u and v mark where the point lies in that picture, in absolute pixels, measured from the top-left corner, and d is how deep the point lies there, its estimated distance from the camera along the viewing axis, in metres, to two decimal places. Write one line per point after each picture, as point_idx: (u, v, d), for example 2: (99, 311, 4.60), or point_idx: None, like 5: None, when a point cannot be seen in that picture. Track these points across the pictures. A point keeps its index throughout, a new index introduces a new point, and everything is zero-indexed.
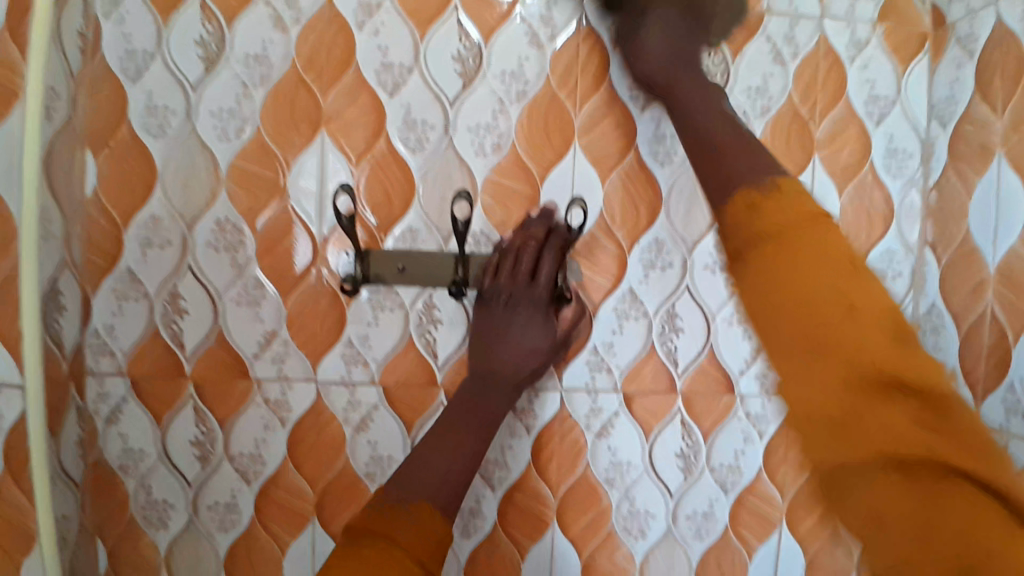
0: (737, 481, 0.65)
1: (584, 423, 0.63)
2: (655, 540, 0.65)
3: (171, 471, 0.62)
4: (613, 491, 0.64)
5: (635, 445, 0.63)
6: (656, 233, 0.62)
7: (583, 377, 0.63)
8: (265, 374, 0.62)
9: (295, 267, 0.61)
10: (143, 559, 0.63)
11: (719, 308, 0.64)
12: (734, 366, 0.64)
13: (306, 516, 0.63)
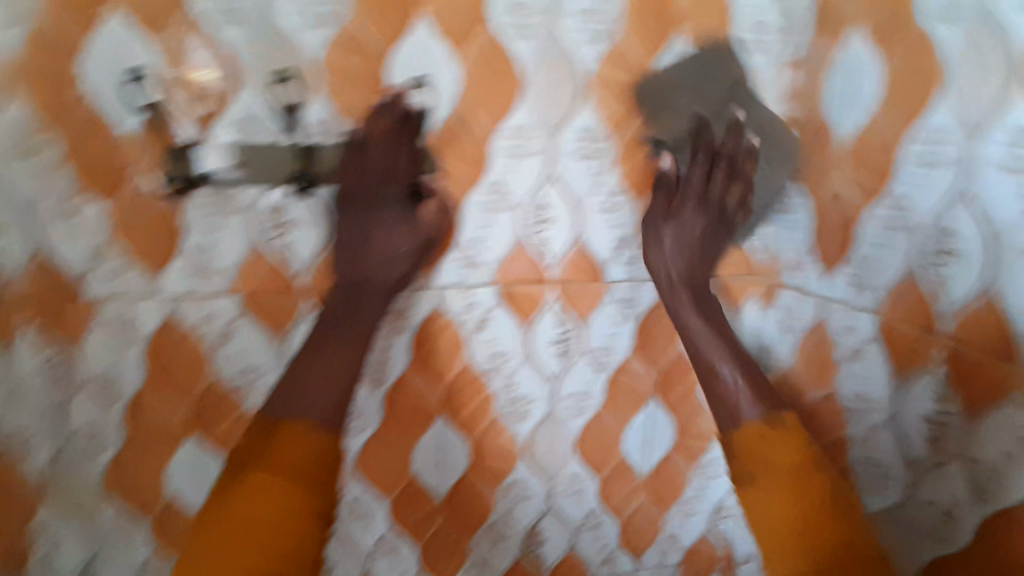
0: (612, 359, 0.63)
1: (460, 320, 0.60)
2: (536, 424, 0.63)
3: (22, 402, 0.58)
4: (495, 380, 0.62)
5: (513, 335, 0.61)
6: (523, 116, 0.57)
7: (455, 275, 0.60)
8: (103, 291, 0.57)
9: (112, 170, 0.55)
10: (15, 492, 0.60)
11: (587, 194, 0.60)
12: (601, 247, 0.61)
13: (179, 436, 0.61)
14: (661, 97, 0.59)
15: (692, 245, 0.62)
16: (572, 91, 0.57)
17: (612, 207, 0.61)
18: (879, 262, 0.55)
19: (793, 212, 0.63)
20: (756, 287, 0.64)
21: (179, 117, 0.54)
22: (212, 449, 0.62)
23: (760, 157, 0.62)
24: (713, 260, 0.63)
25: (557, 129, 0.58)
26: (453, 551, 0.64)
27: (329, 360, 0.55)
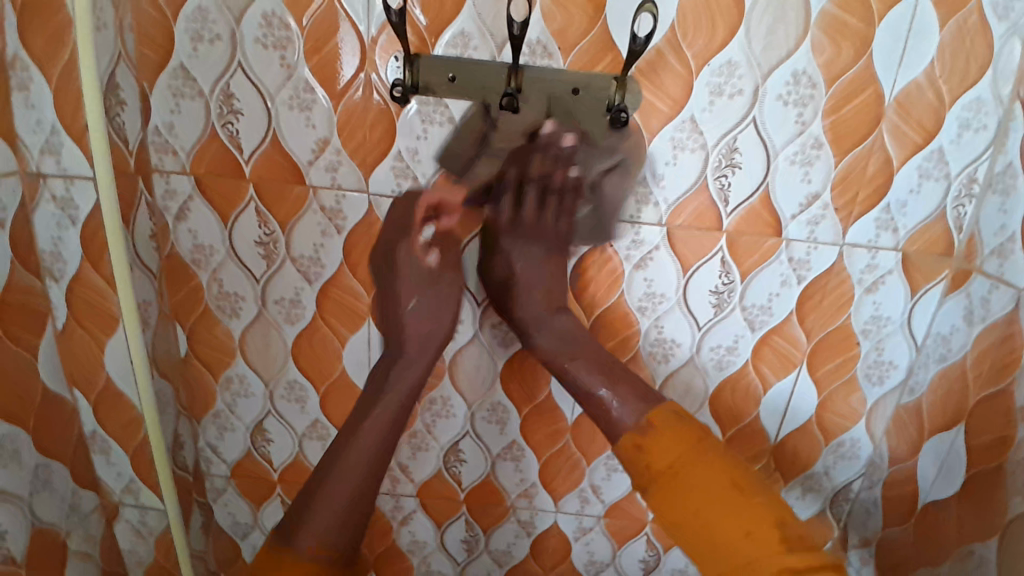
0: (766, 321, 0.73)
1: (624, 254, 0.68)
2: (680, 363, 0.74)
3: (240, 266, 0.68)
4: (644, 318, 0.71)
5: (671, 279, 0.69)
6: (730, 53, 0.60)
7: (628, 209, 0.66)
8: (320, 183, 0.64)
9: (342, 73, 0.59)
10: (219, 341, 0.72)
11: (783, 144, 0.64)
12: (786, 210, 0.67)
13: (362, 317, 0.71)
14: (887, 56, 0.60)
15: (888, 219, 0.68)
16: (794, 36, 0.59)
17: (804, 161, 0.65)
18: (1014, 254, 0.65)
19: (1014, 194, 0.63)
20: (945, 273, 0.71)
21: (414, 24, 0.57)
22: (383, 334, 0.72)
23: (974, 129, 0.63)
24: (905, 237, 0.69)
25: (767, 73, 0.61)
26: (571, 459, 0.80)
27: (334, 493, 0.71)
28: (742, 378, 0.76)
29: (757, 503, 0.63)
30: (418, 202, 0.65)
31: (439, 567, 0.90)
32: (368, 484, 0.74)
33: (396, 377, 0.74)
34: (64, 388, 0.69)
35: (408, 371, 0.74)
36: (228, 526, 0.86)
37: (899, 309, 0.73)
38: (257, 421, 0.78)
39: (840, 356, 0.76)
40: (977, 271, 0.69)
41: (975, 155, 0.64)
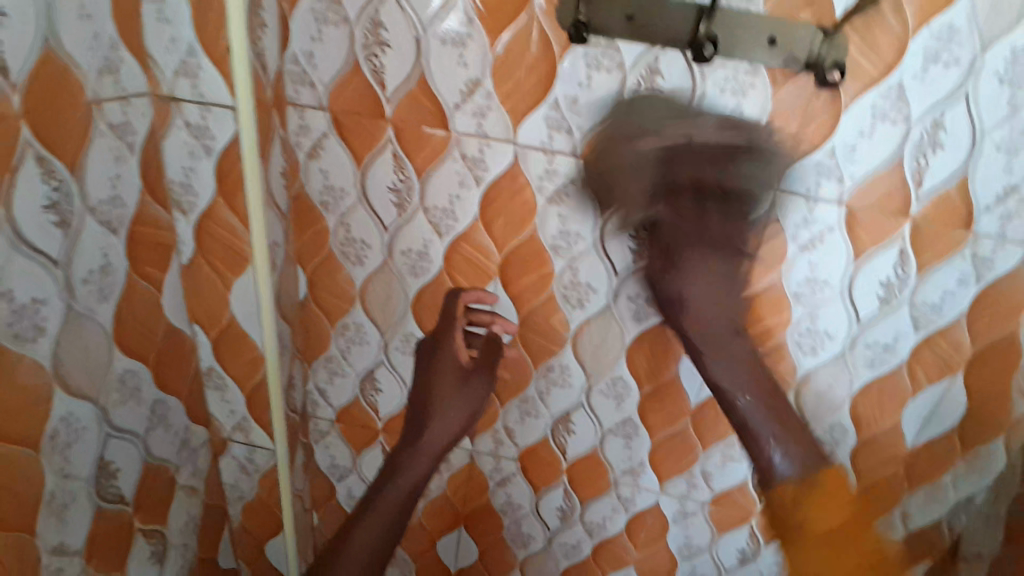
0: (934, 321, 0.63)
1: (792, 233, 0.60)
2: (826, 359, 0.67)
3: (369, 212, 0.64)
4: (798, 306, 0.64)
5: (839, 265, 0.61)
6: (953, 16, 0.49)
7: (805, 183, 0.57)
8: (465, 130, 0.58)
9: (499, 9, 0.52)
10: (340, 287, 0.69)
11: (992, 128, 0.53)
12: (980, 200, 0.56)
13: (488, 276, 0.67)
14: None
15: None
16: None
17: (1012, 149, 0.53)
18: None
19: None
20: None
21: None
22: (509, 296, 0.68)
23: None
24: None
25: (988, 43, 0.49)
26: (687, 442, 0.75)
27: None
28: (895, 384, 0.67)
29: (865, 542, 0.72)
30: (459, 299, 0.69)
31: (530, 530, 0.89)
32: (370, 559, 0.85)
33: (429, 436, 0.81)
34: (185, 324, 0.70)
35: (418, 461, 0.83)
36: (327, 467, 0.87)
37: None
38: (368, 370, 0.76)
39: (1003, 366, 0.64)
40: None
41: None
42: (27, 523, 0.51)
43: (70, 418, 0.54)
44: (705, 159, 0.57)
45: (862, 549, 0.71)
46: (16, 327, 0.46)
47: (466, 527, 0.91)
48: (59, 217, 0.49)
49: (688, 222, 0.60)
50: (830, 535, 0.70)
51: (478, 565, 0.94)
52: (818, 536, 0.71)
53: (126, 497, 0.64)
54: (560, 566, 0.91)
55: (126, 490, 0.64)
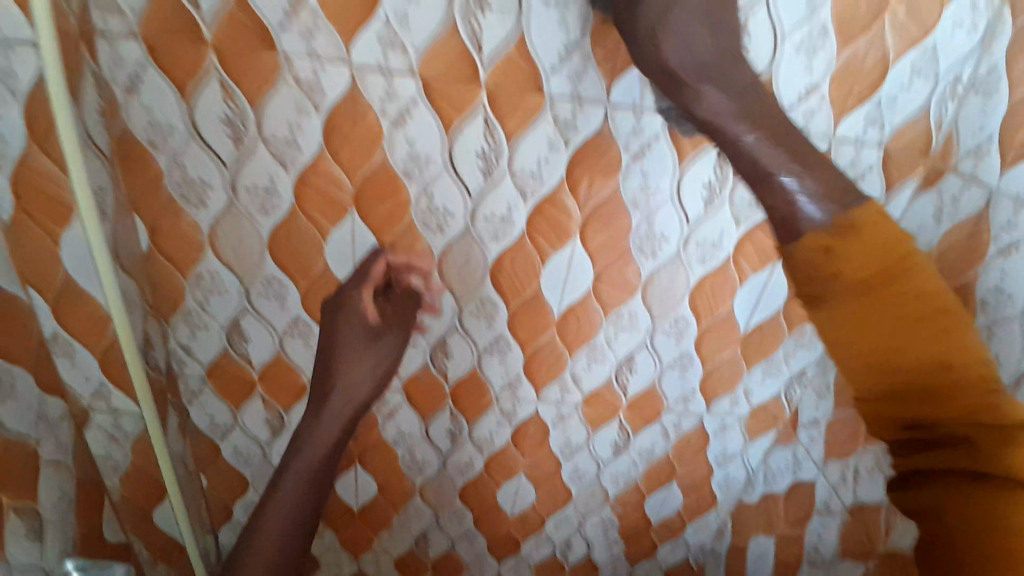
0: (751, 216, 0.71)
1: (624, 143, 0.65)
2: (664, 260, 0.74)
3: (204, 149, 0.61)
4: (636, 213, 0.70)
5: (666, 172, 0.67)
6: None
7: (632, 95, 0.61)
8: (295, 52, 0.56)
9: None
10: (185, 231, 0.66)
11: (791, 31, 0.59)
12: (786, 100, 0.63)
13: (344, 209, 0.66)
14: None
15: (878, 113, 0.65)
16: None
17: (810, 49, 0.60)
18: (991, 155, 0.67)
19: (994, 99, 0.64)
20: (920, 171, 0.69)
21: None
22: (368, 227, 0.68)
23: (962, 29, 0.60)
24: (890, 133, 0.67)
25: None
26: (555, 351, 0.81)
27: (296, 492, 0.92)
28: (727, 277, 0.76)
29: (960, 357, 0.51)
30: (379, 256, 0.70)
31: (424, 456, 0.92)
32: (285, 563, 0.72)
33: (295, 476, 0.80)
34: (18, 290, 0.63)
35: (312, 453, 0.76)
36: (207, 426, 0.85)
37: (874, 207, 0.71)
38: (232, 319, 0.74)
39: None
40: (951, 170, 0.69)
41: (960, 55, 0.62)
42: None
43: None
44: (536, 75, 0.59)
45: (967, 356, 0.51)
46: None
47: (362, 464, 0.93)
48: None
49: (532, 137, 0.63)
50: (901, 294, 0.50)
51: (378, 498, 0.98)
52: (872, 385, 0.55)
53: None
54: (455, 485, 0.97)
55: None
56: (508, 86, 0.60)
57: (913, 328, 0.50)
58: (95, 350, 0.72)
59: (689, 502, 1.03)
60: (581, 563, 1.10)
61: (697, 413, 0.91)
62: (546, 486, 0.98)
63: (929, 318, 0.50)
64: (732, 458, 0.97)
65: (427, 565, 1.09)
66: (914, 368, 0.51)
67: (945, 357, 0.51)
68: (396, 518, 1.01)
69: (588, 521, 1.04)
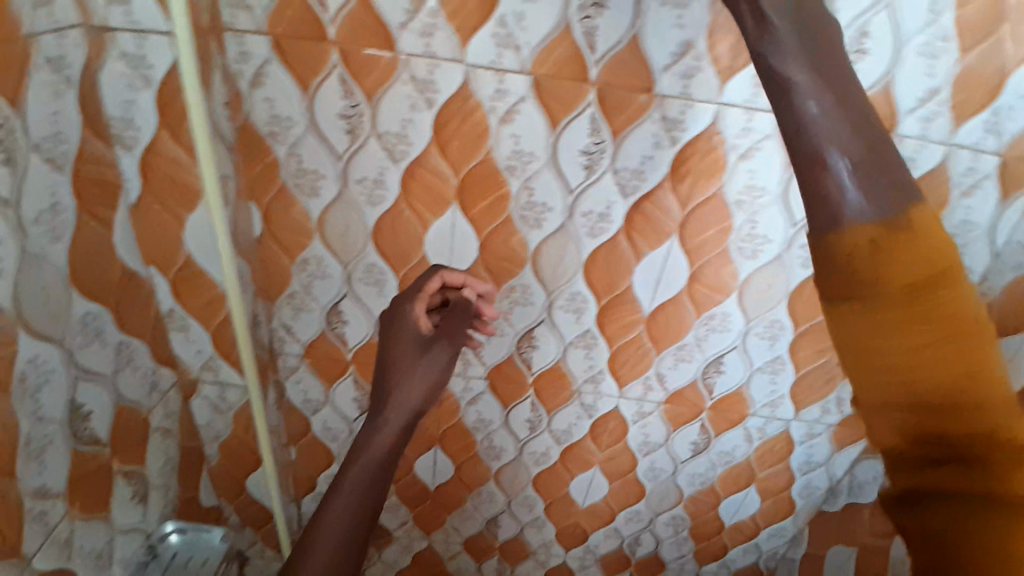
0: None
1: (732, 143, 0.63)
2: (764, 263, 0.72)
3: (321, 142, 0.63)
4: (740, 213, 0.68)
5: (774, 172, 0.64)
6: None
7: (744, 94, 0.59)
8: (412, 49, 0.57)
9: None
10: (295, 220, 0.69)
11: (913, 34, 0.56)
12: (903, 104, 0.60)
13: (447, 201, 0.68)
14: None
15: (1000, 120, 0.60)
16: None
17: (931, 54, 0.57)
18: None
19: None
20: None
21: None
22: (468, 220, 0.69)
23: None
24: (1009, 142, 0.62)
25: None
26: (642, 348, 0.81)
27: (331, 524, 0.70)
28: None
29: (957, 388, 0.50)
30: (435, 273, 0.72)
31: (502, 443, 0.94)
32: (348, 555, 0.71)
33: (368, 436, 0.77)
34: (140, 266, 0.68)
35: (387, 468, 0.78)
36: (301, 402, 0.89)
37: (986, 215, 0.67)
38: (333, 303, 0.77)
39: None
40: None
41: None
42: (8, 470, 0.52)
43: (37, 360, 0.54)
44: (649, 74, 0.58)
45: (950, 380, 0.50)
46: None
47: (441, 446, 0.96)
48: (3, 154, 0.47)
49: (639, 135, 0.62)
50: (910, 292, 0.49)
51: (455, 480, 1.01)
52: (901, 293, 0.50)
53: (101, 439, 0.65)
54: (530, 473, 0.99)
55: (101, 432, 0.65)
56: (618, 85, 0.59)
57: (923, 349, 0.49)
58: (207, 327, 0.75)
59: (765, 507, 1.02)
60: (649, 557, 1.11)
61: (783, 419, 0.88)
62: (619, 481, 0.99)
63: (922, 290, 0.49)
64: (815, 466, 0.95)
65: (496, 547, 1.12)
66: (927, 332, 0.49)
67: (976, 375, 0.50)
68: (470, 501, 1.04)
69: (659, 518, 1.04)
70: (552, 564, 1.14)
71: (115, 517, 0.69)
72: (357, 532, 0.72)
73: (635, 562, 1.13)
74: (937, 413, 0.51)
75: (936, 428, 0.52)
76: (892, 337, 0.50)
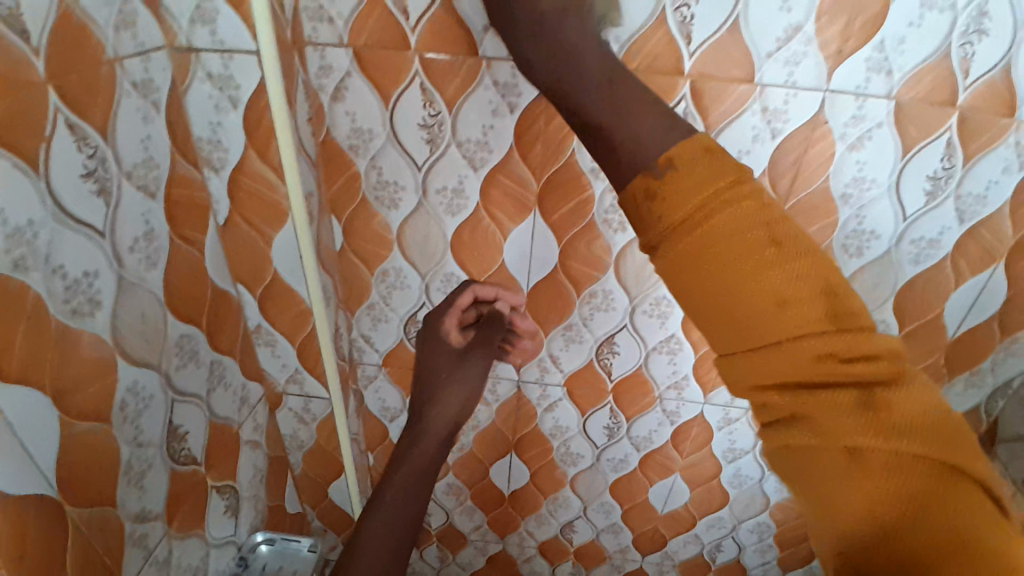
0: (978, 212, 0.62)
1: (840, 133, 0.58)
2: (871, 259, 0.67)
3: (402, 153, 0.62)
4: (845, 209, 0.63)
5: (888, 161, 0.60)
6: None
7: (856, 80, 0.54)
8: (496, 55, 0.55)
9: None
10: (376, 231, 0.69)
11: None
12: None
13: (528, 208, 0.65)
14: None
15: None
16: None
17: None
18: None
19: None
20: None
21: None
22: (549, 227, 0.67)
23: None
24: None
25: None
26: None
27: (396, 509, 0.61)
28: (939, 281, 0.68)
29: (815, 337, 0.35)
30: (467, 288, 0.73)
31: (579, 450, 0.92)
32: (404, 547, 0.60)
33: (415, 453, 0.67)
34: (229, 285, 0.69)
35: (427, 449, 0.68)
36: (379, 410, 0.89)
37: None
38: (411, 313, 0.76)
39: None
40: None
41: None
42: (109, 497, 0.52)
43: (136, 387, 0.54)
44: (749, 64, 0.54)
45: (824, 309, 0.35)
46: (16, 255, 0.39)
47: (517, 452, 0.94)
48: (97, 185, 0.46)
49: (737, 128, 0.58)
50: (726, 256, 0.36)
51: (530, 485, 1.00)
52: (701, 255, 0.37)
53: (197, 457, 0.66)
54: (608, 479, 0.96)
55: (197, 451, 0.66)
56: (716, 76, 0.55)
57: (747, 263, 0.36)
58: (293, 340, 0.77)
59: None
60: (730, 564, 1.07)
61: None
62: (702, 487, 0.95)
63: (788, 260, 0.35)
64: None
65: (571, 552, 1.10)
66: (800, 365, 0.35)
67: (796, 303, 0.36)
68: (545, 506, 1.02)
69: (742, 525, 1.00)
70: (627, 569, 1.12)
71: (209, 533, 0.70)
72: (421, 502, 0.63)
73: (716, 568, 1.09)
74: (908, 438, 0.33)
75: (805, 374, 0.35)
76: (696, 273, 0.37)
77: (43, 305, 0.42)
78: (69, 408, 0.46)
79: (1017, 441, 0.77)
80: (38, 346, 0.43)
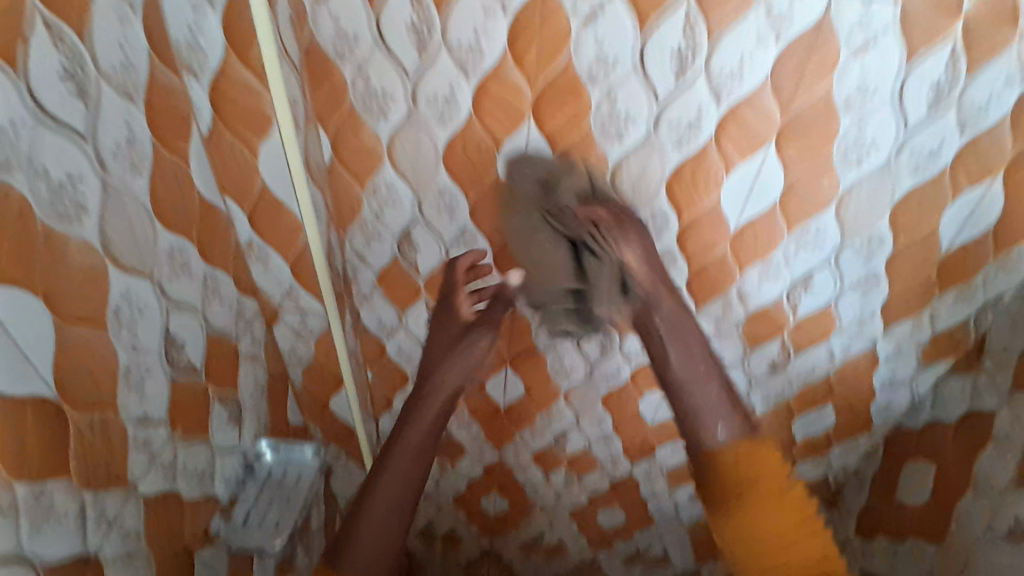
0: (978, 123, 0.61)
1: (844, 36, 0.56)
2: (868, 172, 0.66)
3: (388, 57, 0.60)
4: (846, 117, 0.61)
5: (891, 67, 0.57)
6: None
7: None
8: None
9: None
10: (364, 144, 0.67)
11: None
12: None
13: (522, 116, 0.63)
14: None
15: None
16: None
17: None
18: None
19: None
20: None
21: None
22: (545, 137, 0.65)
23: None
24: None
25: None
26: (723, 267, 0.76)
27: (386, 484, 0.70)
28: (936, 192, 0.67)
29: None
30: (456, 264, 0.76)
31: (572, 362, 0.96)
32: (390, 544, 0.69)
33: (412, 419, 0.75)
34: (217, 198, 0.67)
35: (420, 419, 0.75)
36: (375, 328, 0.90)
37: None
38: (404, 229, 0.76)
39: None
40: None
41: None
42: (109, 401, 0.53)
43: (129, 295, 0.55)
44: None
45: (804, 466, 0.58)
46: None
47: (512, 367, 0.97)
48: (76, 87, 0.45)
49: (739, 32, 0.56)
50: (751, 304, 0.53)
51: (524, 398, 1.03)
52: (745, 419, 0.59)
53: (196, 366, 0.68)
54: (600, 393, 0.99)
55: (196, 360, 0.68)
56: None
57: None
58: (287, 255, 0.77)
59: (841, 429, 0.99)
60: None
61: (872, 336, 0.82)
62: None
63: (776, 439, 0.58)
64: (900, 385, 0.86)
65: (564, 461, 1.16)
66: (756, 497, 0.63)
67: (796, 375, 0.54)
68: (540, 419, 1.06)
69: None
70: (618, 476, 1.18)
71: (213, 438, 0.73)
72: (404, 510, 0.71)
73: None
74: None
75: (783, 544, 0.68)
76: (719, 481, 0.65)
77: (30, 211, 0.42)
78: (62, 312, 0.47)
79: (1002, 354, 0.76)
80: (29, 251, 0.42)
